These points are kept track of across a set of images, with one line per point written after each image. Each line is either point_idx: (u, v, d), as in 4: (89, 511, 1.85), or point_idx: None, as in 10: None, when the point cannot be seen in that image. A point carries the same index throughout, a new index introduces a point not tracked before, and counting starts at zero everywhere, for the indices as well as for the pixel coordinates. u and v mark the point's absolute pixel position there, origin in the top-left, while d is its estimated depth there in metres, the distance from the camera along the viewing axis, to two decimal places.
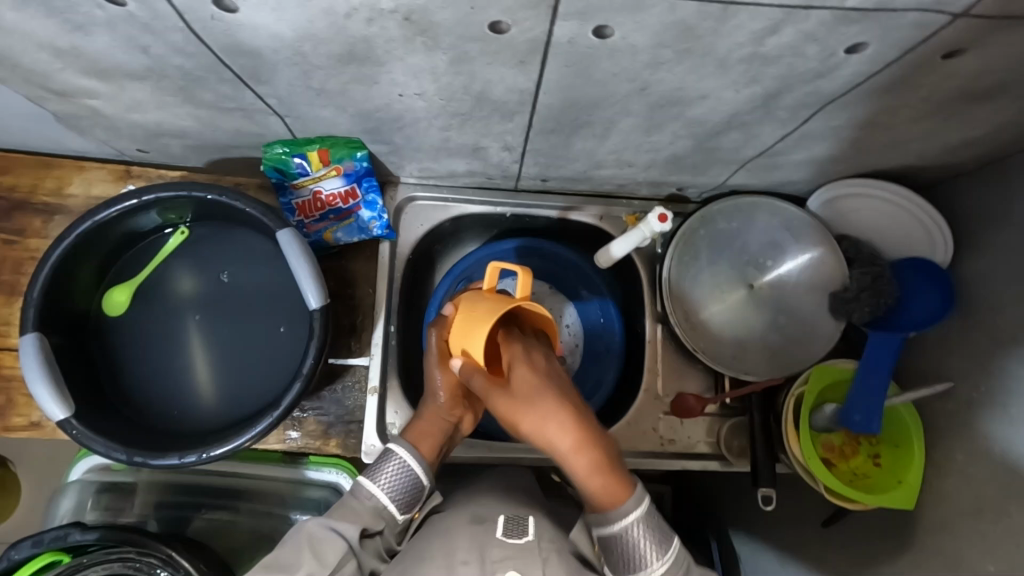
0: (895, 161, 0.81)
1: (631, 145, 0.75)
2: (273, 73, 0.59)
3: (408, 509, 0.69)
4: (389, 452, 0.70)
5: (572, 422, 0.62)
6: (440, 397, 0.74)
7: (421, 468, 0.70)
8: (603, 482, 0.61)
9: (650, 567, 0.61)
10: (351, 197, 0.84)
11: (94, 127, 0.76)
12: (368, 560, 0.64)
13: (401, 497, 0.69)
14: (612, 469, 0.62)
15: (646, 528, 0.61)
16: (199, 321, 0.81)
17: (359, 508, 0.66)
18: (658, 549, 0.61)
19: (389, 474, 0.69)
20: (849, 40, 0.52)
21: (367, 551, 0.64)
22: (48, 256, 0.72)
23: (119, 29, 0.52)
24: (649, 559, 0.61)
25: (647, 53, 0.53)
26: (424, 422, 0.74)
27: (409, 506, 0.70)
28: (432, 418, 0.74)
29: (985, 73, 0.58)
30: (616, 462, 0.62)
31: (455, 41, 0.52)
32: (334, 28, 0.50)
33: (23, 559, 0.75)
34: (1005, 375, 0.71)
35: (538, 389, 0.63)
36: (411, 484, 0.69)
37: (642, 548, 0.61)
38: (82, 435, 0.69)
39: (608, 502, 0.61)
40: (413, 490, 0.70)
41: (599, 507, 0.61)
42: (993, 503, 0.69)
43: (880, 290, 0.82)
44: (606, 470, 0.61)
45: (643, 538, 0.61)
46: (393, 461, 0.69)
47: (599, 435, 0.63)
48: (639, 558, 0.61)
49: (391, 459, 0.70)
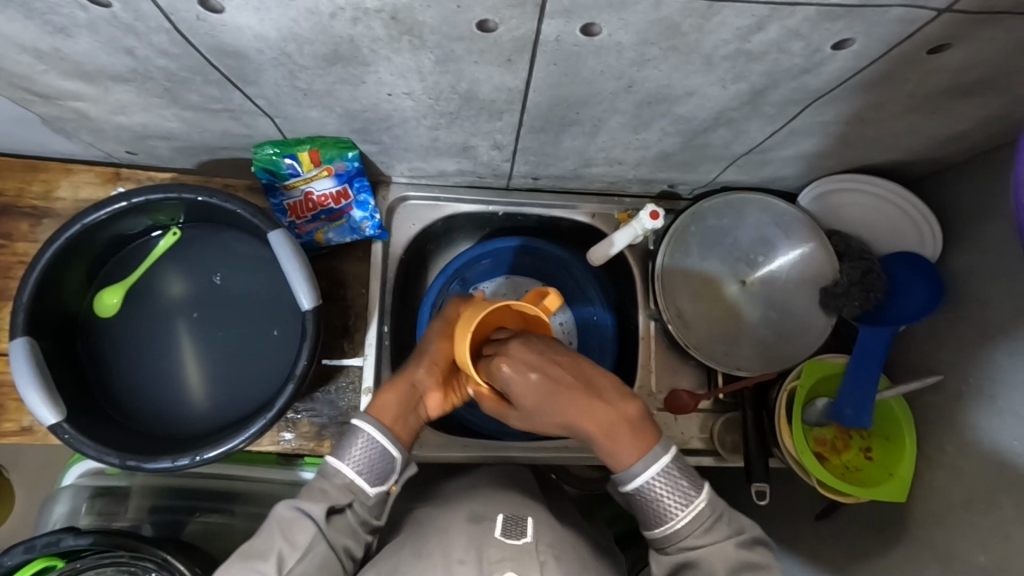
0: (884, 156, 0.82)
1: (621, 142, 0.75)
2: (259, 73, 0.58)
3: (380, 482, 0.68)
4: (354, 427, 0.68)
5: (579, 400, 0.60)
6: (422, 365, 0.72)
7: (390, 442, 0.68)
8: (618, 444, 0.62)
9: (672, 520, 0.62)
10: (343, 197, 0.84)
11: (80, 130, 0.76)
12: (340, 539, 0.63)
13: (370, 470, 0.67)
14: (630, 429, 0.62)
15: (667, 482, 0.63)
16: (192, 324, 0.81)
17: (328, 487, 0.65)
18: (680, 501, 0.63)
19: (356, 451, 0.67)
20: (834, 36, 0.52)
21: (337, 529, 0.63)
22: (39, 258, 0.71)
23: (102, 31, 0.52)
24: (671, 511, 0.62)
25: (634, 51, 0.53)
26: (389, 391, 0.71)
27: (381, 478, 0.68)
28: (405, 392, 0.72)
29: (971, 68, 0.58)
30: (634, 421, 0.62)
31: (441, 40, 0.52)
32: (320, 28, 0.50)
33: (17, 564, 0.75)
34: (993, 367, 0.72)
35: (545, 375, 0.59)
36: (381, 458, 0.68)
37: (663, 499, 0.62)
38: (73, 440, 0.69)
39: (624, 463, 0.63)
40: (383, 463, 0.68)
41: (615, 467, 0.63)
42: (983, 495, 0.70)
43: (869, 284, 0.83)
44: (622, 432, 0.62)
45: (665, 491, 0.62)
46: (360, 437, 0.67)
47: (614, 401, 0.62)
48: (662, 510, 0.63)
49: (357, 434, 0.67)
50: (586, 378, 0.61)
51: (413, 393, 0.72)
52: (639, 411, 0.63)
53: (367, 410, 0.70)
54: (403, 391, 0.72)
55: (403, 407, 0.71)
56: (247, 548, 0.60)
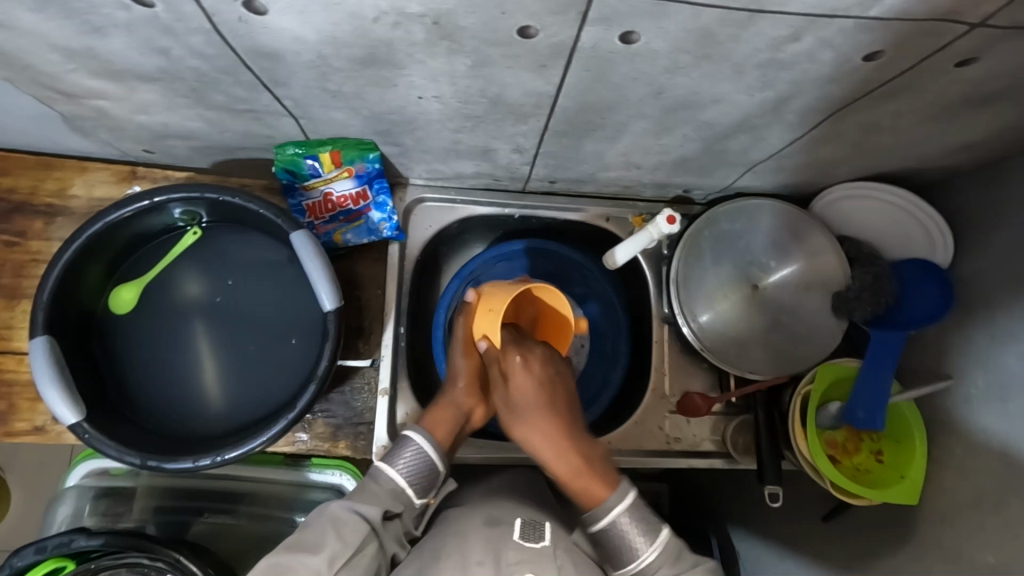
0: (897, 163, 0.83)
1: (642, 147, 0.75)
2: (290, 75, 0.58)
3: (424, 496, 0.71)
4: (405, 437, 0.71)
5: (561, 424, 0.69)
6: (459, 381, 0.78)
7: (438, 456, 0.71)
8: (587, 479, 0.66)
9: (642, 555, 0.62)
10: (361, 198, 0.84)
11: (100, 128, 0.75)
12: (389, 543, 0.65)
13: (418, 482, 0.70)
14: (597, 466, 0.67)
15: (634, 520, 0.63)
16: (209, 322, 0.80)
17: (378, 491, 0.67)
18: (647, 535, 0.63)
19: (405, 459, 0.70)
20: (865, 47, 0.53)
21: (388, 534, 0.66)
22: (60, 256, 0.71)
23: (138, 30, 0.52)
24: (639, 547, 0.62)
25: (667, 58, 0.54)
26: (438, 409, 0.75)
27: (426, 491, 0.71)
28: (452, 417, 0.75)
29: (991, 80, 0.60)
30: (600, 462, 0.67)
31: (478, 45, 0.52)
32: (359, 31, 0.51)
33: (28, 566, 0.74)
34: (1003, 370, 0.73)
35: (532, 386, 0.70)
36: (429, 472, 0.70)
37: (632, 537, 0.63)
38: (94, 439, 0.68)
39: (595, 500, 0.65)
40: (429, 475, 0.71)
41: (583, 505, 0.65)
42: (992, 497, 0.71)
43: (881, 290, 0.85)
44: (589, 467, 0.66)
45: (633, 527, 0.63)
46: (410, 447, 0.70)
47: (584, 437, 0.69)
48: (630, 547, 0.63)
49: (408, 445, 0.70)
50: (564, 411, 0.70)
51: (461, 415, 0.76)
52: (601, 457, 0.68)
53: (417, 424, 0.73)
54: (449, 418, 0.75)
55: (452, 427, 0.74)
56: (297, 544, 0.60)
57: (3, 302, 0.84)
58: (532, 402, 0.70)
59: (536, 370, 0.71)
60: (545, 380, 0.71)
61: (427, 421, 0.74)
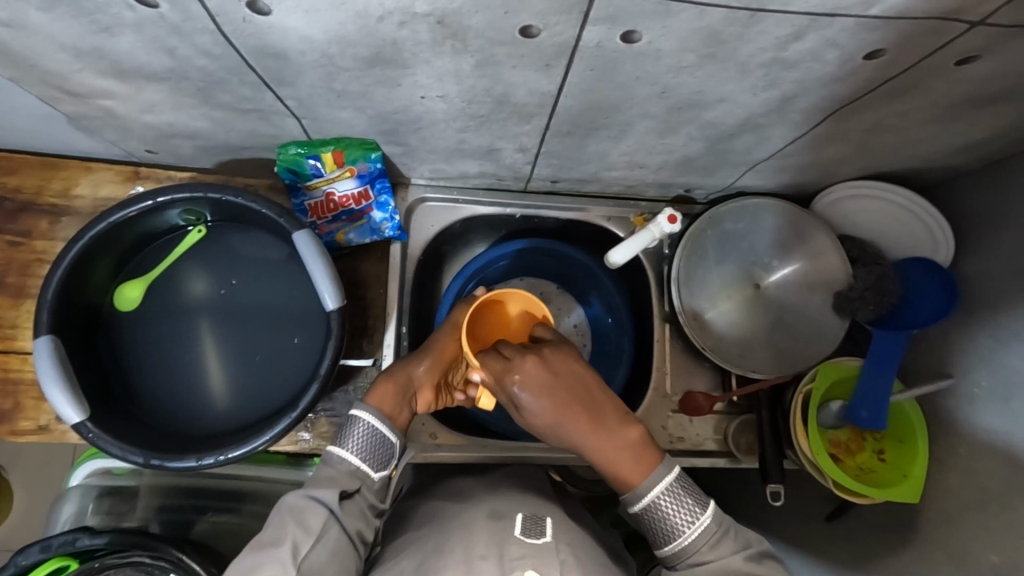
0: (898, 163, 0.84)
1: (645, 147, 0.76)
2: (296, 75, 0.59)
3: (382, 468, 0.70)
4: (354, 417, 0.70)
5: (586, 423, 0.65)
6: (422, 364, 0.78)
7: (388, 429, 0.71)
8: (623, 468, 0.65)
9: (681, 537, 0.63)
10: (364, 198, 0.85)
11: (105, 128, 0.76)
12: (352, 521, 0.64)
13: (373, 456, 0.70)
14: (633, 451, 0.65)
15: (675, 501, 0.64)
16: (212, 321, 0.81)
17: (335, 473, 0.67)
18: (689, 516, 0.63)
19: (357, 437, 0.70)
20: (868, 47, 0.53)
21: (349, 512, 0.64)
22: (65, 254, 0.71)
23: (146, 30, 0.52)
24: (680, 528, 0.63)
25: (671, 58, 0.54)
26: (387, 382, 0.75)
27: (383, 464, 0.70)
28: (401, 383, 0.76)
29: (994, 79, 0.60)
30: (636, 450, 0.65)
31: (483, 44, 0.53)
32: (365, 31, 0.51)
33: (32, 564, 0.74)
34: (1007, 369, 0.73)
35: (548, 380, 0.65)
36: (380, 443, 0.70)
37: (671, 518, 0.63)
38: (98, 438, 0.69)
39: (632, 484, 0.64)
40: (382, 450, 0.71)
41: (623, 490, 0.66)
42: (996, 496, 0.71)
43: (884, 289, 0.84)
44: (624, 455, 0.65)
45: (673, 509, 0.63)
46: (360, 424, 0.70)
47: (621, 425, 0.66)
48: (671, 527, 0.63)
49: (357, 423, 0.70)
50: (591, 396, 0.66)
51: (409, 387, 0.76)
52: (639, 436, 0.66)
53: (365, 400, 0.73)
54: (399, 380, 0.76)
55: (399, 396, 0.75)
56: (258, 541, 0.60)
57: (8, 301, 0.84)
58: (548, 408, 0.64)
59: (548, 363, 0.65)
60: (552, 377, 0.65)
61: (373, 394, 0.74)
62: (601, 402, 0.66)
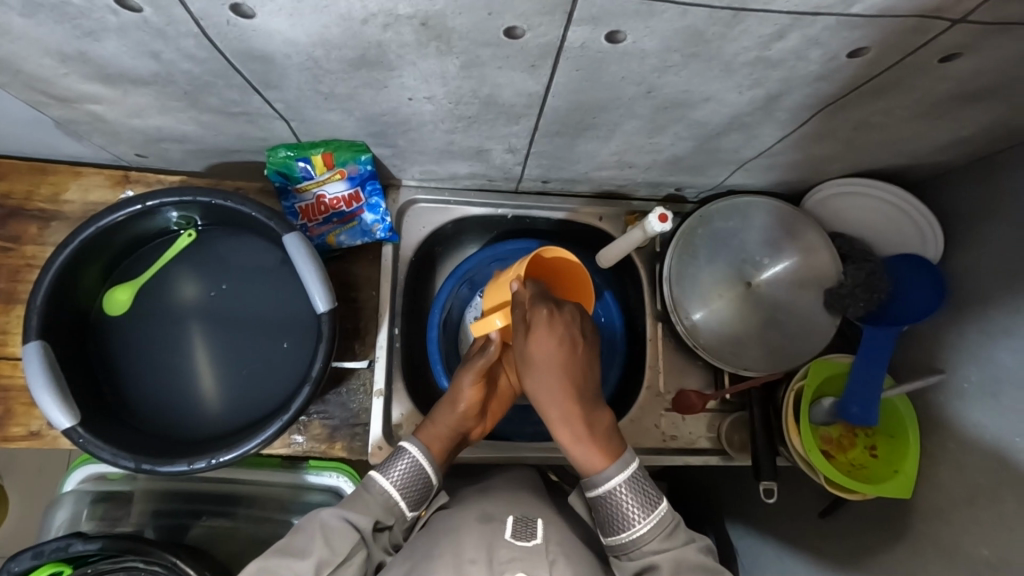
0: (887, 161, 0.84)
1: (634, 147, 0.76)
2: (282, 78, 0.59)
3: (416, 507, 0.71)
4: (402, 448, 0.72)
5: (574, 387, 0.68)
6: (459, 407, 0.77)
7: (432, 469, 0.72)
8: (591, 447, 0.67)
9: (635, 525, 0.63)
10: (354, 200, 0.84)
11: (93, 133, 0.76)
12: (377, 551, 0.66)
13: (411, 494, 0.70)
14: (603, 438, 0.68)
15: (631, 491, 0.65)
16: (204, 325, 0.81)
17: (371, 500, 0.68)
18: (642, 508, 0.64)
19: (401, 470, 0.71)
20: (851, 45, 0.53)
21: (377, 541, 0.66)
22: (53, 260, 0.71)
23: (130, 35, 0.52)
24: (632, 519, 0.64)
25: (656, 58, 0.54)
26: (437, 425, 0.77)
27: (418, 504, 0.71)
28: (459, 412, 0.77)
29: (978, 76, 0.60)
30: (607, 437, 0.68)
31: (468, 46, 0.53)
32: (349, 33, 0.51)
33: (24, 571, 0.74)
34: (996, 365, 0.74)
35: (565, 330, 0.68)
36: (422, 484, 0.71)
37: (625, 505, 0.64)
38: (88, 443, 0.68)
39: (597, 467, 0.67)
40: (422, 490, 0.71)
41: (585, 472, 0.68)
42: (987, 491, 0.72)
43: (874, 285, 0.85)
44: (595, 435, 0.68)
45: (629, 496, 0.65)
46: (407, 458, 0.72)
47: (598, 410, 0.70)
48: (625, 517, 0.64)
49: (404, 455, 0.72)
50: (586, 371, 0.70)
51: (458, 432, 0.78)
52: (610, 425, 0.69)
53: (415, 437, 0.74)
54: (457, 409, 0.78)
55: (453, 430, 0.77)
56: (287, 545, 0.62)
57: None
58: (551, 350, 0.67)
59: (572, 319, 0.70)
60: (570, 330, 0.69)
61: (425, 432, 0.76)
62: (589, 380, 0.70)
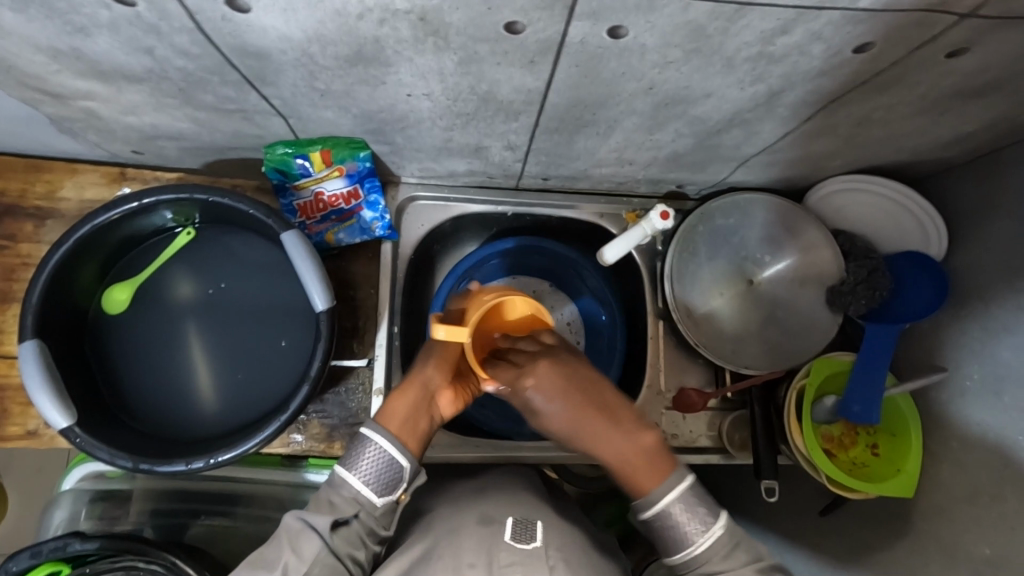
0: (890, 157, 0.83)
1: (634, 143, 0.75)
2: (278, 74, 0.58)
3: (387, 493, 0.66)
4: (362, 437, 0.67)
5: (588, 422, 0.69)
6: (428, 372, 0.74)
7: (397, 450, 0.67)
8: (636, 470, 0.65)
9: (693, 545, 0.61)
10: (353, 197, 0.84)
11: (88, 130, 0.75)
12: (346, 548, 0.62)
13: (378, 480, 0.66)
14: (648, 458, 0.65)
15: (687, 508, 0.63)
16: (201, 324, 0.80)
17: (336, 498, 0.64)
18: (701, 524, 0.62)
19: (363, 459, 0.66)
20: (855, 39, 0.53)
21: (342, 538, 0.62)
22: (48, 260, 0.70)
23: (122, 30, 0.51)
24: (692, 535, 0.62)
25: (656, 53, 0.54)
26: (397, 402, 0.71)
27: (388, 489, 0.66)
28: (412, 398, 0.71)
29: (983, 71, 0.59)
30: (650, 453, 0.66)
31: (466, 42, 0.52)
32: (345, 29, 0.50)
33: (24, 569, 0.74)
34: (998, 362, 0.73)
35: (554, 385, 0.70)
36: (388, 468, 0.66)
37: (683, 524, 0.62)
38: (85, 443, 0.68)
39: (644, 490, 0.64)
40: (388, 472, 0.66)
41: (635, 495, 0.65)
42: (989, 490, 0.71)
43: (875, 283, 0.84)
44: (639, 456, 0.66)
45: (686, 515, 0.62)
46: (368, 446, 0.66)
47: (633, 429, 0.68)
48: (683, 533, 0.62)
49: (366, 444, 0.67)
50: (604, 403, 0.70)
51: (425, 395, 0.72)
52: (653, 441, 0.67)
53: (373, 420, 0.69)
54: (412, 397, 0.71)
55: (411, 412, 0.70)
56: (256, 558, 0.60)
57: None
58: (553, 405, 0.70)
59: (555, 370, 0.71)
60: (559, 381, 0.70)
61: (382, 414, 0.70)
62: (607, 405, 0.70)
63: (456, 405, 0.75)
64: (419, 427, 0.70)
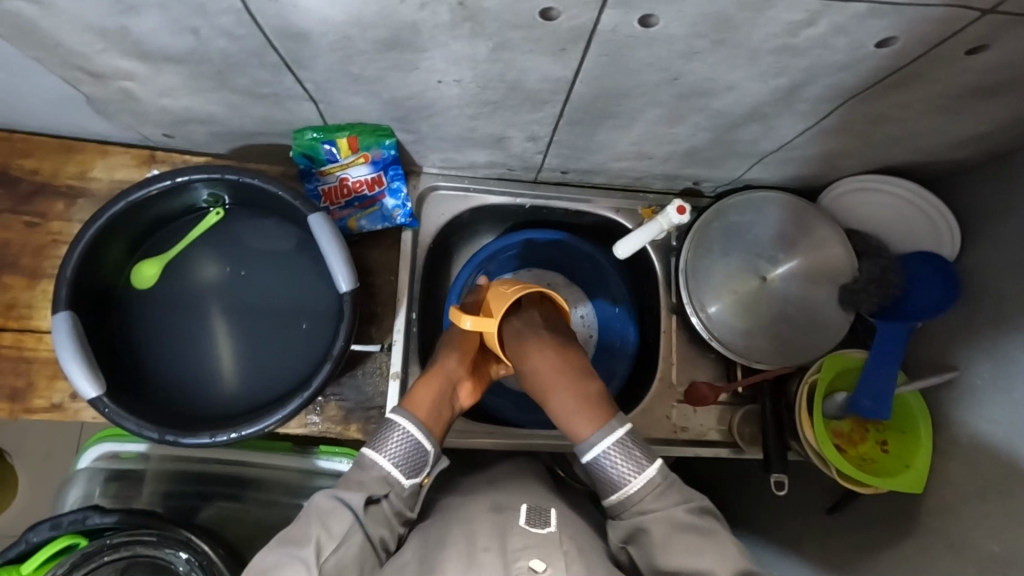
0: (904, 158, 0.85)
1: (655, 136, 0.77)
2: (316, 57, 0.60)
3: (414, 475, 0.69)
4: (390, 421, 0.70)
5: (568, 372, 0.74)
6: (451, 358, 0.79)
7: (423, 435, 0.70)
8: (580, 415, 0.70)
9: (626, 485, 0.65)
10: (377, 184, 0.86)
11: (122, 111, 0.77)
12: (376, 527, 0.64)
13: (406, 462, 0.68)
14: (591, 406, 0.71)
15: (620, 453, 0.66)
16: (224, 305, 0.82)
17: (365, 479, 0.66)
18: (634, 467, 0.66)
19: (393, 443, 0.69)
20: (877, 34, 0.54)
21: (373, 518, 0.64)
22: (83, 235, 0.72)
23: (171, 9, 0.53)
24: (626, 479, 0.65)
25: (684, 43, 0.55)
26: (419, 391, 0.75)
27: (415, 471, 0.69)
28: (438, 384, 0.76)
29: (999, 70, 0.61)
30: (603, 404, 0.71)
31: (502, 28, 0.54)
32: (385, 11, 0.52)
33: (41, 542, 0.76)
34: (1008, 361, 0.74)
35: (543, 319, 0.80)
36: (415, 451, 0.69)
37: (617, 466, 0.66)
38: (114, 414, 0.70)
39: (580, 435, 0.69)
40: (417, 456, 0.69)
41: (574, 438, 0.70)
42: (997, 486, 0.72)
43: (887, 281, 0.86)
44: (582, 406, 0.71)
45: (618, 459, 0.66)
46: (396, 430, 0.69)
47: (587, 381, 0.74)
48: (616, 478, 0.66)
49: (394, 427, 0.69)
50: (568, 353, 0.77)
51: (449, 384, 0.77)
52: (599, 393, 0.72)
53: (401, 406, 0.72)
54: (437, 385, 0.76)
55: (438, 400, 0.74)
56: (285, 535, 0.62)
57: (23, 281, 0.85)
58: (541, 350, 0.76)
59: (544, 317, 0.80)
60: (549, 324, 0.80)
61: (409, 402, 0.73)
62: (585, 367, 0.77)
63: (474, 396, 0.81)
64: (443, 415, 0.74)
